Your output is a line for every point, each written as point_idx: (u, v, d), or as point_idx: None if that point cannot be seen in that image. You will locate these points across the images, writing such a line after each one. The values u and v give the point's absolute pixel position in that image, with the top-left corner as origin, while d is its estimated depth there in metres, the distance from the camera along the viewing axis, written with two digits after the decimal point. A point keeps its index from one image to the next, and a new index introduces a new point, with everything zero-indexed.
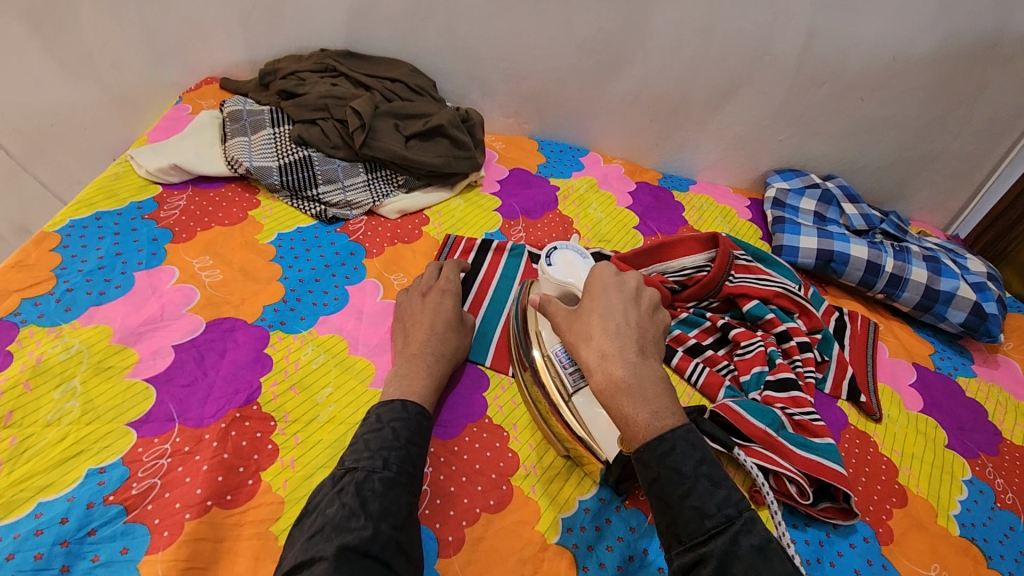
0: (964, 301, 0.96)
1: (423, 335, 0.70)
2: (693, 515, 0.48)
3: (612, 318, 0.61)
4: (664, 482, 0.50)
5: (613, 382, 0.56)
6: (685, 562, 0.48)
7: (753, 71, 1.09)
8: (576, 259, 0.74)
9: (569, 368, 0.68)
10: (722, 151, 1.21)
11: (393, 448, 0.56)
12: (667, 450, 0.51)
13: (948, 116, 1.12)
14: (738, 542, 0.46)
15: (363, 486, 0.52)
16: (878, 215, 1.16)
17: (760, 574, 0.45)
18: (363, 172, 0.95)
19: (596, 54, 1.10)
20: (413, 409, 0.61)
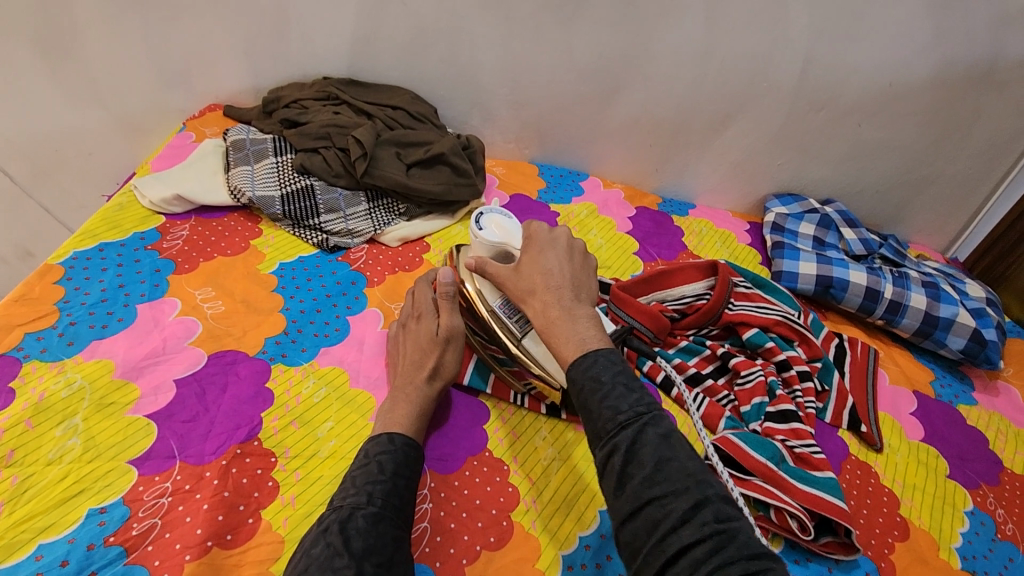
0: (964, 328, 0.96)
1: (407, 366, 0.70)
2: (609, 412, 0.51)
3: (551, 269, 0.64)
4: (587, 391, 0.53)
5: (549, 321, 0.60)
6: (601, 457, 0.50)
7: (750, 98, 1.10)
8: (503, 220, 0.76)
9: (513, 316, 0.71)
10: (721, 176, 1.22)
11: (378, 482, 0.56)
12: (590, 364, 0.54)
13: (945, 141, 1.13)
14: (646, 431, 0.49)
15: (347, 525, 0.52)
16: (877, 240, 1.16)
17: (661, 453, 0.47)
18: (365, 201, 0.95)
19: (596, 80, 1.11)
20: (400, 441, 0.61)
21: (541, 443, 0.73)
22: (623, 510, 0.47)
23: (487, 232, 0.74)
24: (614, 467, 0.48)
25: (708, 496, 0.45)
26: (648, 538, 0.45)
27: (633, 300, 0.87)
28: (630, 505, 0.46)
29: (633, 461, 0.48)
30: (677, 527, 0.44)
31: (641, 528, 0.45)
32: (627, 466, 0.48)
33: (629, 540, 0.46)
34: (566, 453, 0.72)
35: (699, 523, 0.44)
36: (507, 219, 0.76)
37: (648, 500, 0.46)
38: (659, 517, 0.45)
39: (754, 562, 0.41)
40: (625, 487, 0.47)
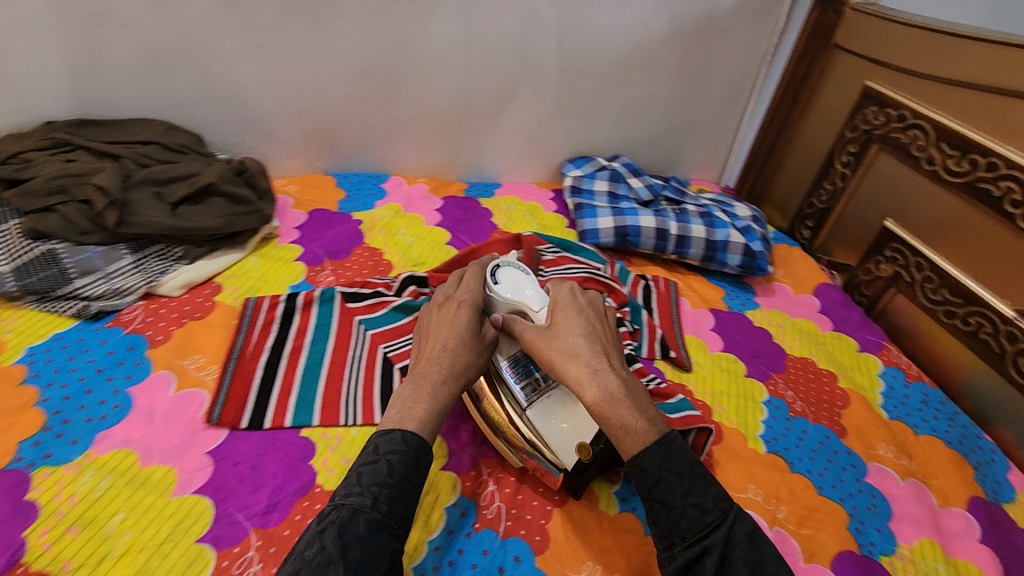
0: (737, 245, 1.10)
1: (435, 352, 0.64)
2: (695, 512, 0.53)
3: (588, 329, 0.65)
4: (667, 485, 0.55)
5: (611, 395, 0.59)
6: (686, 557, 0.52)
7: (521, 75, 1.15)
8: (521, 276, 0.74)
9: (522, 381, 0.69)
10: (517, 152, 1.27)
11: (386, 485, 0.53)
12: (666, 455, 0.56)
13: (693, 87, 1.27)
14: (735, 531, 0.52)
15: (347, 529, 0.49)
16: (660, 183, 1.29)
17: (754, 557, 0.51)
18: (128, 254, 0.84)
19: (368, 80, 1.08)
20: (413, 442, 0.57)
21: None
22: None
23: (503, 287, 0.72)
24: (704, 567, 0.51)
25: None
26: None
27: None
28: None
29: (727, 565, 0.51)
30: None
31: None
32: (721, 567, 0.51)
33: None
34: None
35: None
36: (529, 279, 0.73)
37: None
38: None
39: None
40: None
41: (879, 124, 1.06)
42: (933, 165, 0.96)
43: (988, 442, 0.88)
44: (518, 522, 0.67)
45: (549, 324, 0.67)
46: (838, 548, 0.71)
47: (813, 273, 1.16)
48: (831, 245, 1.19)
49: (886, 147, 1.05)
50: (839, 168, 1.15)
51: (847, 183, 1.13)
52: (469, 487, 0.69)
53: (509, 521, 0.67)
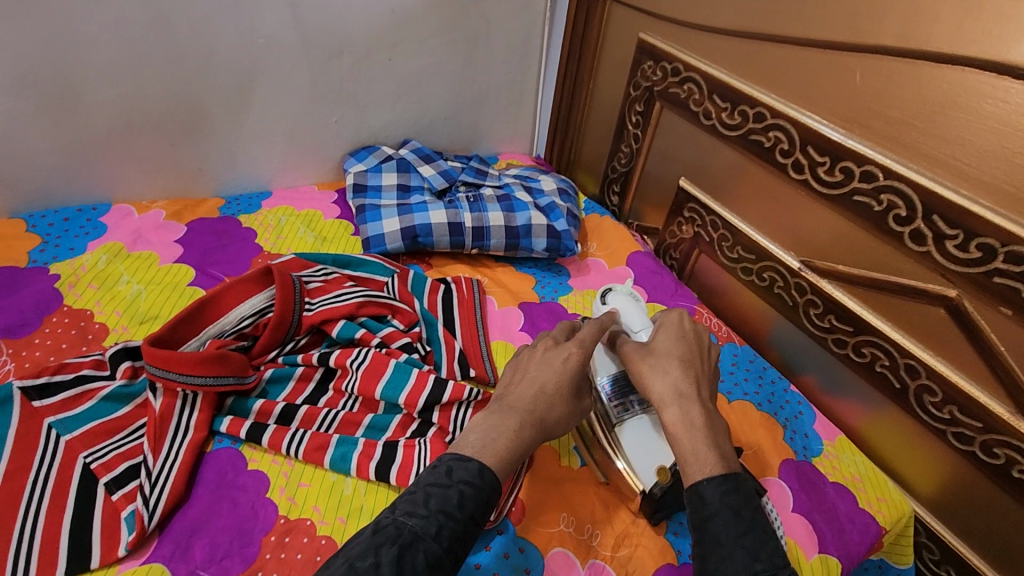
0: (540, 227, 1.01)
1: (528, 386, 0.61)
2: (745, 556, 0.47)
3: (682, 361, 0.64)
4: (721, 520, 0.50)
5: (689, 422, 0.58)
6: None
7: (256, 60, 0.94)
8: (630, 300, 0.79)
9: (613, 401, 0.70)
10: (282, 153, 1.06)
11: (453, 521, 0.46)
12: (731, 492, 0.52)
13: (474, 55, 1.14)
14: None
15: (405, 557, 0.42)
16: (458, 166, 1.15)
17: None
18: None
19: (32, 86, 0.81)
20: (490, 480, 0.50)
21: None
22: None
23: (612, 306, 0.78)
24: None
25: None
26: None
27: (206, 355, 0.67)
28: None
29: None
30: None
31: None
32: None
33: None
34: None
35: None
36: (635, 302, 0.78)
37: None
38: None
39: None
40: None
41: (657, 80, 1.00)
42: (710, 119, 0.91)
43: (794, 394, 0.88)
44: None
45: (647, 347, 0.67)
46: (655, 565, 0.64)
47: (624, 241, 1.11)
48: (640, 210, 1.14)
49: (668, 103, 0.99)
50: (631, 129, 1.09)
51: (641, 143, 1.07)
52: None
53: None
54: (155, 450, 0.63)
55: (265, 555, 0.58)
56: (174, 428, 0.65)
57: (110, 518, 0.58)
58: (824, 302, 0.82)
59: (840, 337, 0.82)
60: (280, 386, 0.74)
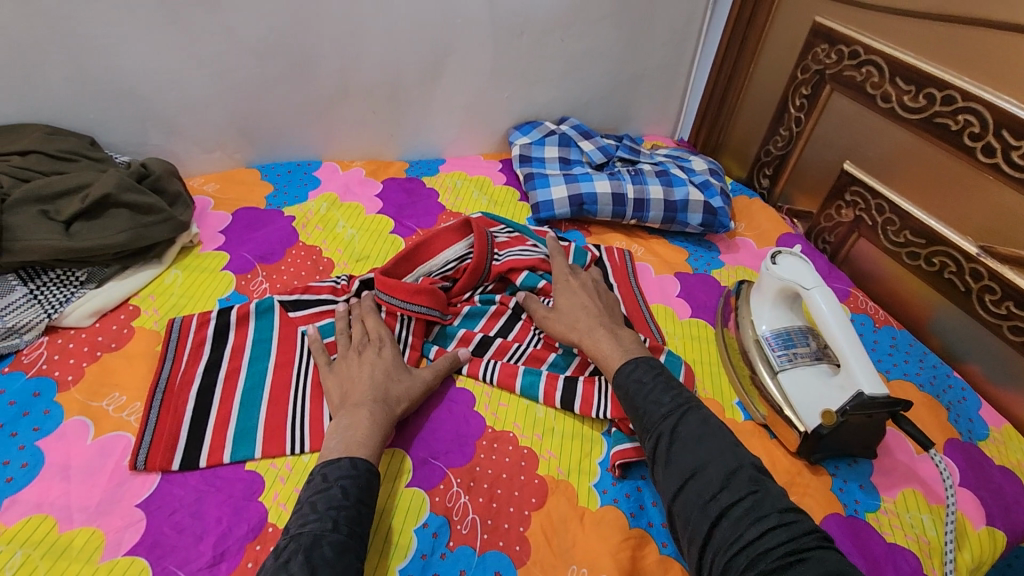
0: (697, 203, 1.06)
1: (364, 385, 0.66)
2: (655, 407, 0.64)
3: (584, 305, 0.79)
4: (633, 390, 0.66)
5: (596, 340, 0.74)
6: (650, 445, 0.62)
7: (451, 39, 1.05)
8: (800, 261, 0.81)
9: (777, 350, 0.80)
10: (457, 124, 1.17)
11: (343, 507, 0.54)
12: (632, 368, 0.68)
13: (638, 36, 1.19)
14: (687, 418, 0.62)
15: (312, 553, 0.49)
16: (613, 143, 1.22)
17: (702, 434, 0.60)
18: (21, 285, 0.73)
19: (281, 58, 0.97)
20: (364, 465, 0.58)
21: None
22: (673, 486, 0.58)
23: (779, 266, 0.81)
24: (661, 450, 0.60)
25: (742, 464, 0.57)
26: (694, 505, 0.55)
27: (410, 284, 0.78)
28: (679, 479, 0.57)
29: (678, 444, 0.60)
30: (719, 492, 0.55)
31: (689, 498, 0.56)
32: (673, 447, 0.60)
33: (680, 511, 0.56)
34: None
35: (739, 489, 0.55)
36: (813, 275, 0.78)
37: (692, 475, 0.57)
38: (704, 488, 0.56)
39: (794, 530, 0.51)
40: (672, 466, 0.59)
41: (831, 63, 1.02)
42: (890, 102, 0.92)
43: (957, 379, 0.88)
44: (495, 533, 0.62)
45: (552, 307, 0.81)
46: (824, 514, 0.69)
47: (774, 223, 1.13)
48: (791, 193, 1.15)
49: (840, 87, 1.01)
50: (793, 113, 1.11)
51: (802, 127, 1.09)
52: (439, 503, 0.64)
53: (485, 534, 0.62)
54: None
55: (479, 454, 0.69)
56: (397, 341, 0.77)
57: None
58: (1003, 289, 0.82)
59: (1018, 324, 0.81)
60: (475, 319, 0.84)
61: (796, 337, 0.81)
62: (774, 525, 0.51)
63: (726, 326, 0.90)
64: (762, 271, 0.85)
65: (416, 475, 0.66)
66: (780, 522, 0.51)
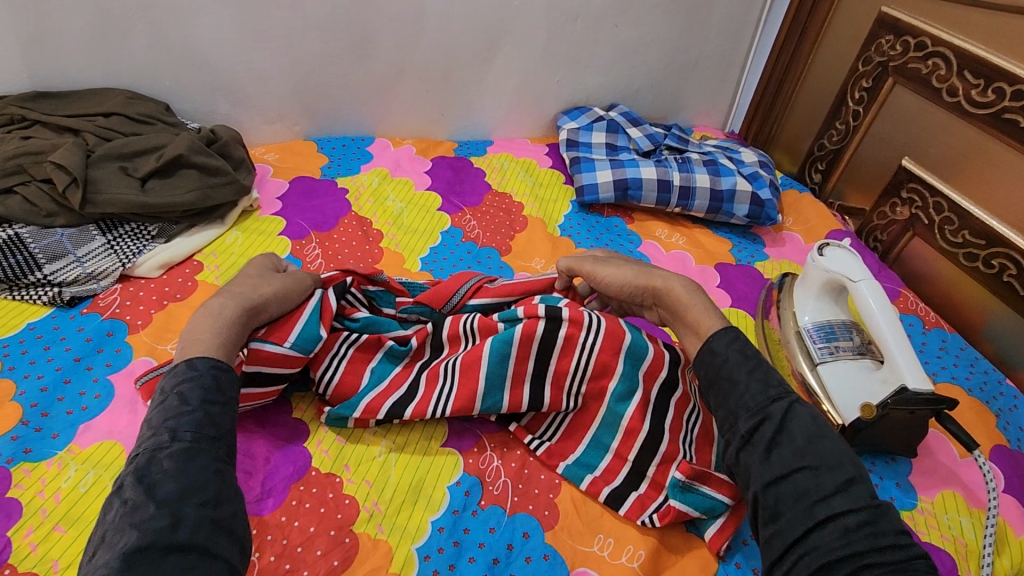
0: (744, 194, 1.05)
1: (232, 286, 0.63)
2: (759, 386, 0.55)
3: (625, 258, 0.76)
4: (732, 363, 0.57)
5: (690, 288, 0.66)
6: (747, 427, 0.53)
7: (506, 21, 1.07)
8: (847, 254, 0.80)
9: (819, 343, 0.79)
10: (507, 106, 1.19)
11: (182, 414, 0.47)
12: (730, 339, 0.60)
13: (693, 23, 1.18)
14: (796, 409, 0.53)
15: (148, 471, 0.43)
16: (661, 131, 1.21)
17: (815, 431, 0.52)
18: (99, 234, 0.79)
19: (342, 35, 1.00)
20: (205, 365, 0.51)
21: (373, 439, 0.67)
22: (770, 476, 0.50)
23: (826, 257, 0.80)
24: (764, 435, 0.52)
25: (861, 475, 0.49)
26: (794, 503, 0.48)
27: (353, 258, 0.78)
28: (779, 470, 0.50)
29: (783, 436, 0.52)
30: (830, 496, 0.48)
31: (787, 493, 0.49)
32: (778, 435, 0.52)
33: (771, 504, 0.49)
34: (402, 441, 0.67)
35: (853, 497, 0.47)
36: (858, 260, 0.79)
37: (798, 469, 0.50)
38: (810, 487, 0.49)
39: (910, 552, 0.45)
40: (772, 454, 0.51)
41: (896, 55, 0.98)
42: (956, 96, 0.89)
43: (1010, 387, 0.85)
44: (525, 497, 0.64)
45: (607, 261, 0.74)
46: None
47: (823, 219, 1.11)
48: (844, 189, 1.12)
49: (904, 79, 0.97)
50: (852, 106, 1.08)
51: (861, 121, 1.06)
52: (472, 464, 0.66)
53: (516, 496, 0.64)
54: (453, 348, 0.71)
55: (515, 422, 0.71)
56: (463, 333, 0.71)
57: (429, 388, 0.67)
58: None
59: None
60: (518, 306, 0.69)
61: (838, 330, 0.79)
62: (890, 545, 0.44)
63: (766, 317, 0.89)
64: (808, 264, 0.83)
65: (451, 436, 0.69)
66: (897, 543, 0.45)
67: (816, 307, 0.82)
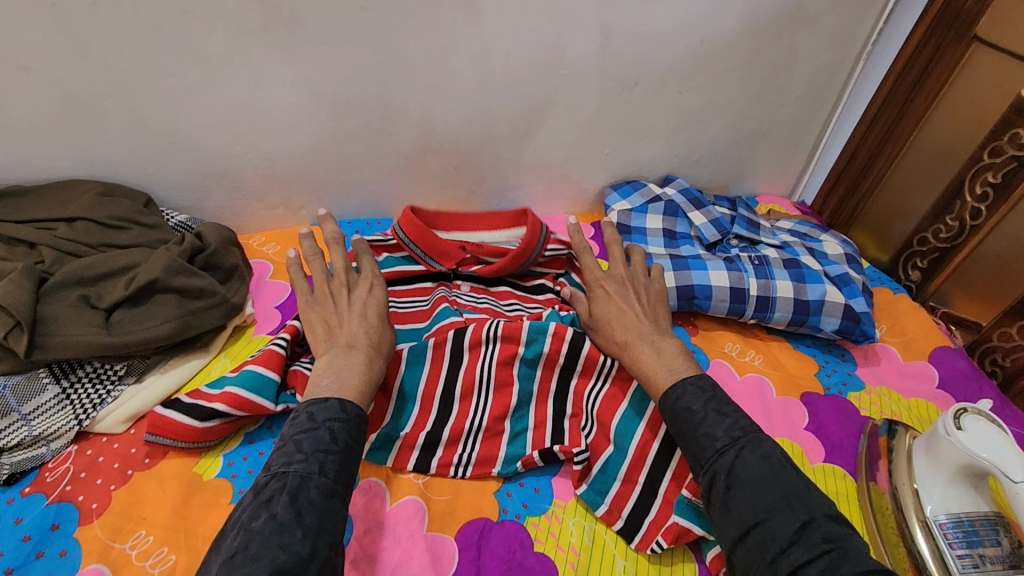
0: (835, 305, 0.87)
1: (354, 324, 0.66)
2: (706, 440, 0.58)
3: (622, 309, 0.75)
4: (683, 419, 0.60)
5: (636, 356, 0.68)
6: (705, 483, 0.56)
7: (553, 91, 0.90)
8: (994, 428, 0.63)
9: (957, 548, 0.61)
10: (547, 181, 1.02)
11: (332, 451, 0.52)
12: (680, 394, 0.62)
13: (770, 89, 1.00)
14: (744, 455, 0.55)
15: (299, 495, 0.48)
16: (727, 213, 1.03)
17: (763, 477, 0.54)
18: (51, 383, 0.63)
19: (357, 111, 0.84)
20: (353, 410, 0.56)
21: None
22: (733, 532, 0.52)
23: (964, 433, 0.63)
24: (716, 491, 0.55)
25: (812, 518, 0.50)
26: (757, 557, 0.50)
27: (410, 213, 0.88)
28: (740, 527, 0.52)
29: (734, 485, 0.54)
30: (787, 548, 0.49)
31: (751, 548, 0.50)
32: (730, 490, 0.54)
33: (740, 561, 0.51)
34: None
35: (809, 545, 0.49)
36: (1005, 430, 0.63)
37: (755, 524, 0.51)
38: (767, 538, 0.50)
39: None
40: (730, 508, 0.53)
41: None
42: None
43: None
44: None
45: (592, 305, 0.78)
46: None
47: (926, 331, 0.92)
48: (949, 293, 0.94)
49: None
50: (970, 202, 0.89)
51: (982, 221, 0.88)
52: None
53: None
54: (464, 402, 0.71)
55: None
56: (478, 382, 0.71)
57: (465, 404, 0.71)
58: None
59: None
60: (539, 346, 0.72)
61: (982, 531, 0.62)
62: None
63: (873, 481, 0.72)
64: (935, 433, 0.66)
65: None
66: None
67: (951, 493, 0.65)
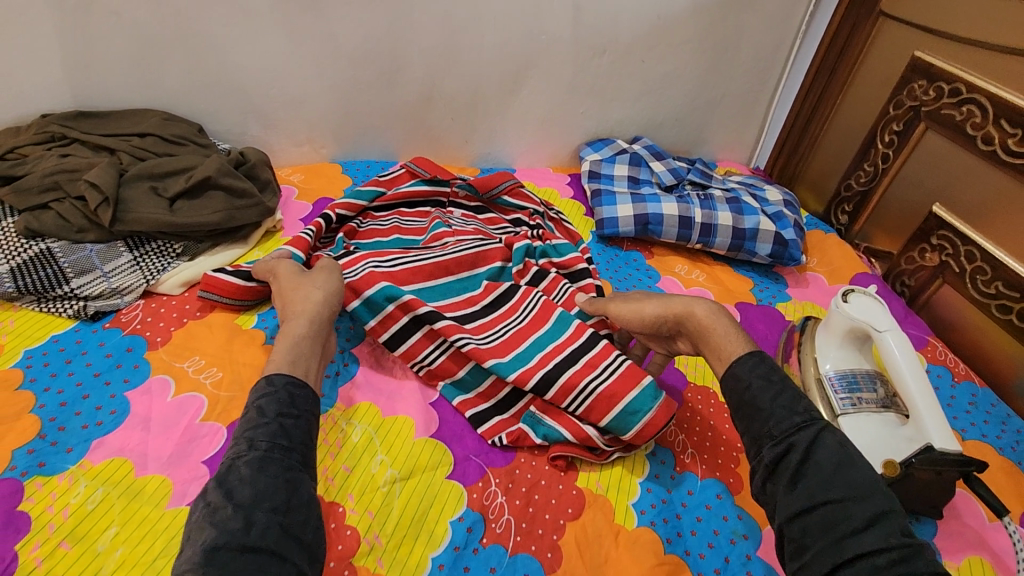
0: (767, 233, 1.03)
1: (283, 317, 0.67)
2: (784, 413, 0.55)
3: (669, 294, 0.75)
4: (757, 388, 0.58)
5: (714, 310, 0.67)
6: (773, 455, 0.54)
7: (534, 54, 1.08)
8: (875, 304, 0.77)
9: (841, 392, 0.76)
10: (530, 135, 1.20)
11: (259, 426, 0.51)
12: (754, 364, 0.60)
13: (721, 61, 1.18)
14: (824, 436, 0.53)
15: (228, 478, 0.47)
16: (684, 166, 1.21)
17: (841, 461, 0.51)
18: (126, 251, 0.81)
19: (371, 65, 1.03)
20: (279, 381, 0.56)
21: (379, 468, 0.66)
22: (795, 506, 0.50)
23: (849, 304, 0.78)
24: (789, 463, 0.53)
25: (892, 508, 0.48)
26: (821, 535, 0.48)
27: (416, 159, 1.06)
28: (805, 502, 0.50)
29: (810, 463, 0.52)
30: (859, 530, 0.47)
31: (814, 525, 0.49)
32: (804, 464, 0.52)
33: (797, 534, 0.50)
34: (409, 471, 0.66)
35: (884, 534, 0.47)
36: (882, 302, 0.78)
37: (826, 501, 0.49)
38: (835, 518, 0.48)
39: None
40: (798, 484, 0.51)
41: (929, 100, 0.97)
42: (992, 144, 0.86)
43: None
44: (529, 537, 0.62)
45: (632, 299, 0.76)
46: None
47: (849, 261, 1.08)
48: (870, 231, 1.10)
49: (936, 125, 0.96)
50: (881, 149, 1.06)
51: (890, 164, 1.04)
52: (476, 500, 0.65)
53: (519, 536, 0.62)
54: None
55: (521, 458, 0.70)
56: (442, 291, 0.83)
57: None
58: None
59: None
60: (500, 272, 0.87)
61: (862, 381, 0.77)
62: None
63: (787, 361, 0.87)
64: (830, 311, 0.81)
65: (457, 468, 0.68)
66: None
67: (838, 357, 0.80)
